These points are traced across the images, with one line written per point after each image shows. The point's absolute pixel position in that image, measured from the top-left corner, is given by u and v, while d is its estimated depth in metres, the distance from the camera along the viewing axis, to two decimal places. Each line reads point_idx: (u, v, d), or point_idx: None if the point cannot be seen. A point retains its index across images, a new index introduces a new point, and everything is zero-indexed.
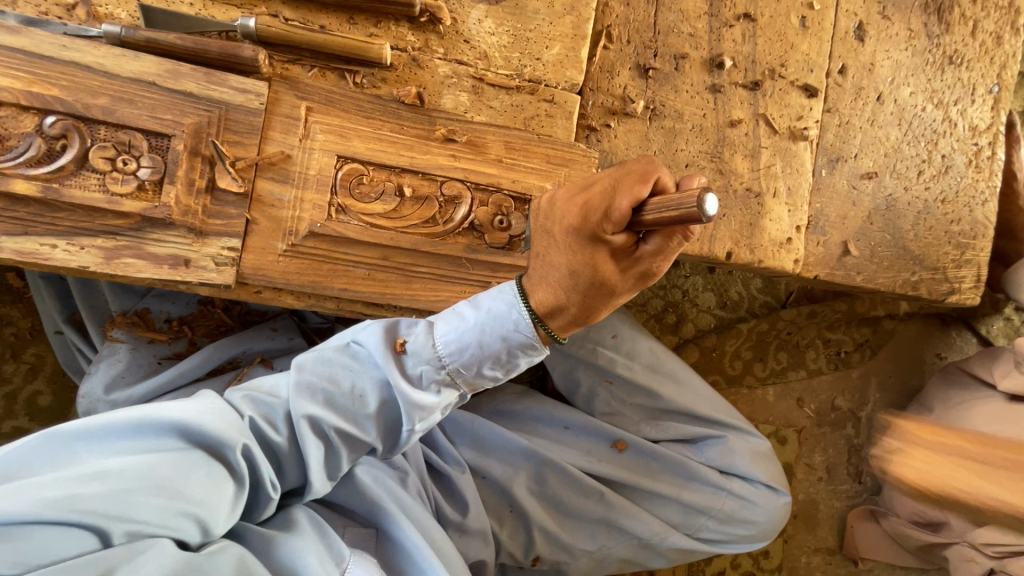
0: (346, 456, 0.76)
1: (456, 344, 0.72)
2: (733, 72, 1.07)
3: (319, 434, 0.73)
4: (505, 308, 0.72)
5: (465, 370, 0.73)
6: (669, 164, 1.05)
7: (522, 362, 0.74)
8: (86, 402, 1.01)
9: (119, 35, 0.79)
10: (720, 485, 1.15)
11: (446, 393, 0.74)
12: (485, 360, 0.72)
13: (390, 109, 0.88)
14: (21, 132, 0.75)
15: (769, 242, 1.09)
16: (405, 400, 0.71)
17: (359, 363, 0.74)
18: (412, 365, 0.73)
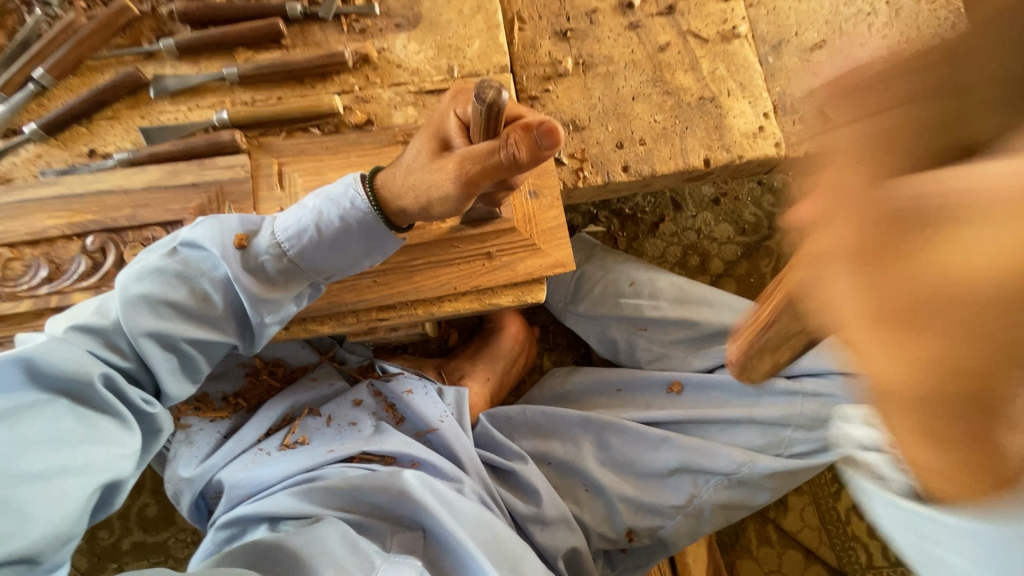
0: (200, 358, 0.92)
1: (296, 229, 0.85)
2: (644, 6, 1.15)
3: (166, 347, 0.87)
4: (341, 189, 0.84)
5: (316, 262, 0.87)
6: (616, 103, 1.10)
7: (374, 249, 0.87)
8: (171, 486, 1.10)
9: (128, 158, 0.96)
10: (790, 390, 1.08)
11: (292, 284, 0.88)
12: (336, 245, 0.85)
13: (352, 139, 1.00)
14: (70, 256, 0.91)
15: (742, 136, 1.10)
16: (255, 289, 0.86)
17: (187, 269, 0.86)
18: (269, 233, 0.87)
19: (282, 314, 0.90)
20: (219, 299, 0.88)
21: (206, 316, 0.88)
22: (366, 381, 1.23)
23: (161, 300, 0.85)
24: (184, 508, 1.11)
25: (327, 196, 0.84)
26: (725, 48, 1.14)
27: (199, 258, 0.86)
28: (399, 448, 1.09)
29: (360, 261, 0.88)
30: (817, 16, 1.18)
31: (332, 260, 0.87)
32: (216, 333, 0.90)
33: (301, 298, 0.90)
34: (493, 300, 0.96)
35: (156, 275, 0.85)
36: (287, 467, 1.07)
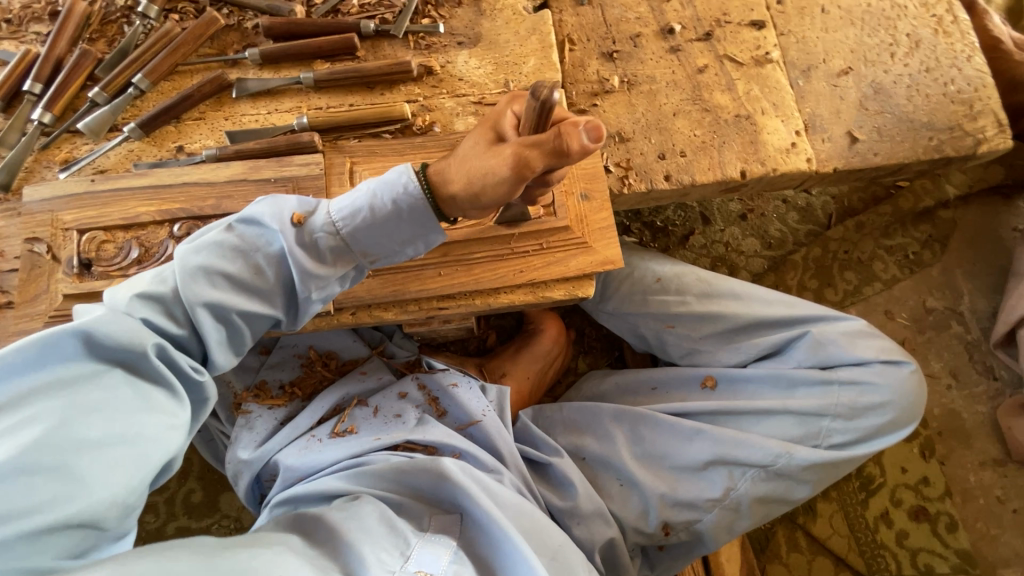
0: (247, 330, 0.91)
1: (349, 209, 0.87)
2: (684, 33, 1.24)
3: (218, 318, 0.87)
4: (393, 175, 0.87)
5: (364, 243, 0.89)
6: (659, 118, 1.19)
7: (418, 237, 0.90)
8: (232, 467, 1.16)
9: (214, 154, 1.05)
10: (824, 381, 1.14)
11: (340, 263, 0.90)
12: (387, 226, 0.88)
13: (419, 143, 1.08)
14: (159, 241, 0.99)
15: (775, 151, 1.18)
16: (308, 264, 0.87)
17: (244, 242, 0.87)
18: (324, 212, 0.88)
19: (327, 294, 0.91)
20: (271, 273, 0.88)
21: (259, 288, 0.88)
22: (413, 375, 1.26)
23: (217, 271, 0.85)
24: (240, 489, 1.17)
25: (382, 184, 0.87)
26: (758, 71, 1.23)
27: (256, 235, 0.88)
28: (441, 438, 1.13)
29: (405, 246, 0.91)
30: (843, 45, 1.27)
31: (381, 243, 0.89)
32: (267, 306, 0.90)
33: (346, 278, 0.92)
34: (545, 293, 1.02)
35: (212, 249, 0.86)
36: (338, 451, 1.12)
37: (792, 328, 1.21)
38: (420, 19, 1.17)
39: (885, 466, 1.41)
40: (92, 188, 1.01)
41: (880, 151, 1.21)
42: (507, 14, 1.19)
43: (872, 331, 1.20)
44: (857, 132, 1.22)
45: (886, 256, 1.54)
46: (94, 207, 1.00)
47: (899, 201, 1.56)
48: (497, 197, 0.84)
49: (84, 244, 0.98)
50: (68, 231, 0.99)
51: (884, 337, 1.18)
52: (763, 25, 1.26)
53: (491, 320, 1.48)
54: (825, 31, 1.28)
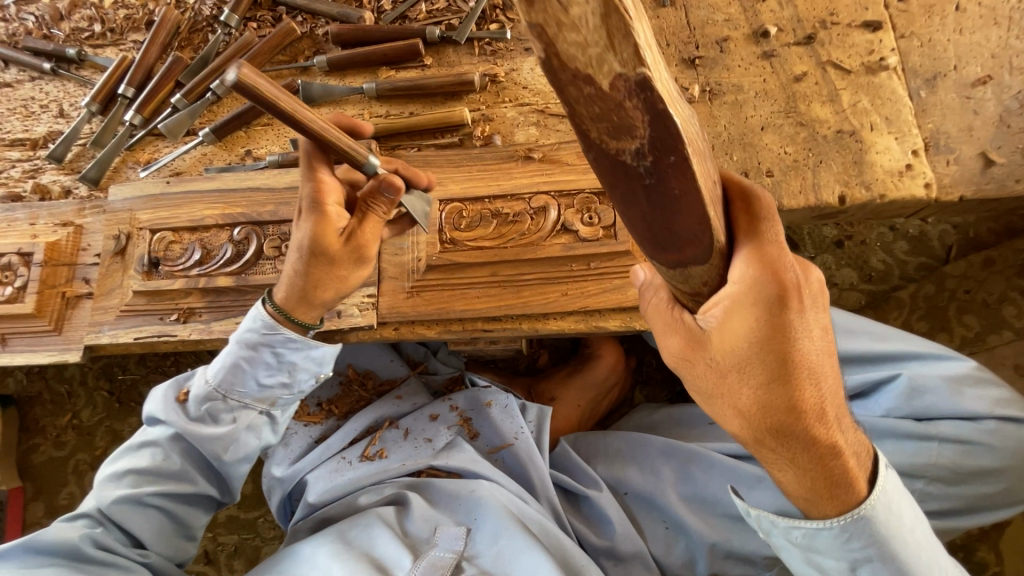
0: (196, 513, 0.95)
1: (222, 370, 0.90)
2: (780, 35, 1.10)
3: (155, 514, 0.89)
4: (249, 323, 0.89)
5: (254, 388, 0.91)
6: (743, 132, 1.06)
7: (300, 363, 0.92)
8: (267, 481, 1.18)
9: (278, 160, 1.06)
10: (919, 435, 0.91)
11: (240, 415, 0.92)
12: (264, 369, 0.90)
13: (475, 154, 1.02)
14: (219, 243, 1.01)
15: (885, 173, 1.01)
16: (201, 431, 0.90)
17: (157, 432, 0.92)
18: (203, 381, 0.92)
19: (241, 449, 0.93)
20: (183, 455, 0.91)
21: (174, 473, 0.90)
22: (447, 398, 1.22)
23: (136, 471, 0.89)
24: (273, 504, 1.19)
25: (239, 333, 0.89)
26: (869, 80, 1.06)
27: (160, 429, 0.92)
28: (464, 465, 1.09)
29: (299, 373, 0.92)
30: (981, 49, 1.07)
31: (266, 383, 0.91)
32: (190, 484, 0.92)
33: (257, 428, 0.94)
34: (598, 323, 0.93)
35: (139, 448, 0.91)
36: (365, 477, 1.11)
37: (883, 363, 0.98)
38: (487, 24, 1.12)
39: (1003, 553, 1.18)
40: (166, 189, 1.06)
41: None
42: None
43: (984, 375, 0.93)
44: (993, 153, 1.02)
45: None
46: (167, 208, 1.05)
47: None
48: (358, 252, 0.85)
49: (155, 243, 1.03)
50: (143, 230, 1.04)
51: (1007, 389, 0.93)
52: (879, 26, 1.09)
53: (544, 340, 1.40)
54: (959, 32, 1.08)
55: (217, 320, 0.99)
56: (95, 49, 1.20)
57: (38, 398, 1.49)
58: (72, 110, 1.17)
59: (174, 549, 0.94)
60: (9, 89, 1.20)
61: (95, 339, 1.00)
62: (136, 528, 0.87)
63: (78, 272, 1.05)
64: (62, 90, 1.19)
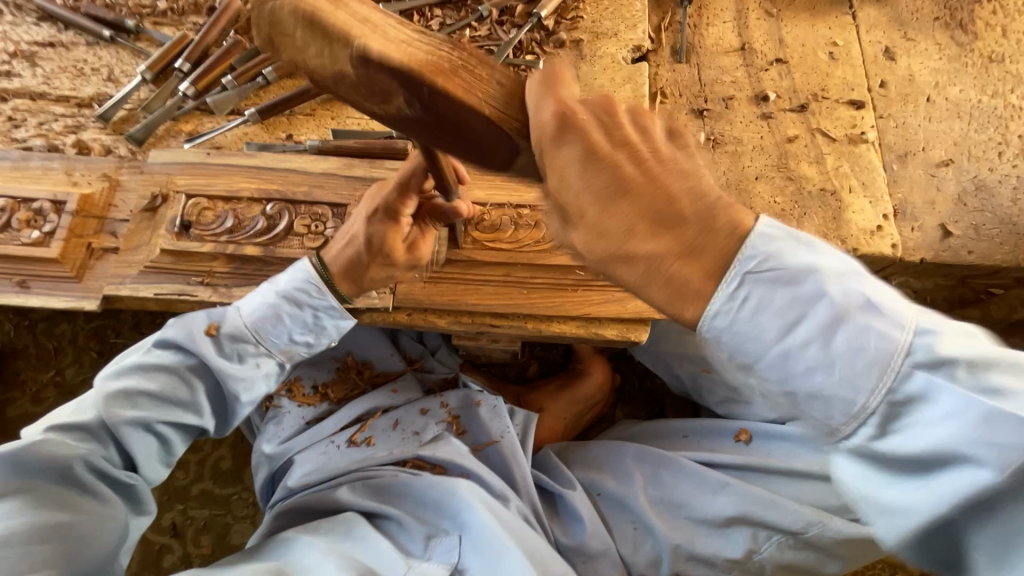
0: (182, 440, 0.97)
1: (260, 316, 0.95)
2: (778, 101, 1.25)
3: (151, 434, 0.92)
4: (298, 274, 0.95)
5: (284, 340, 0.98)
6: (740, 179, 1.18)
7: (328, 325, 0.99)
8: (255, 458, 1.22)
9: (317, 148, 1.14)
10: None
11: (265, 362, 0.98)
12: (298, 324, 0.97)
13: (500, 166, 1.12)
14: (251, 216, 1.07)
15: (859, 231, 1.14)
16: (226, 369, 0.94)
17: (171, 354, 0.94)
18: (235, 318, 0.95)
19: (256, 393, 0.98)
20: (195, 384, 0.95)
21: (182, 400, 0.94)
22: (439, 395, 1.27)
23: (142, 390, 0.91)
24: (259, 481, 1.22)
25: (285, 285, 0.95)
26: (851, 149, 1.21)
27: (171, 353, 0.94)
28: (449, 459, 1.12)
29: (324, 336, 1.01)
30: (945, 137, 1.23)
31: (297, 340, 0.99)
32: (194, 416, 0.96)
33: (271, 377, 1.00)
34: (597, 329, 1.02)
35: (145, 369, 0.93)
36: (352, 464, 1.14)
37: None
38: (523, 54, 1.24)
39: None
40: (206, 159, 1.12)
41: (975, 250, 1.15)
42: (606, 61, 1.24)
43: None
44: (951, 225, 1.17)
45: None
46: (204, 177, 1.10)
47: (989, 307, 1.45)
48: (416, 259, 0.98)
49: (188, 207, 1.08)
50: (178, 194, 1.09)
51: None
52: (862, 105, 1.25)
53: (536, 350, 1.48)
54: (928, 120, 1.24)
55: (238, 286, 1.04)
56: (154, 25, 1.27)
57: (23, 352, 1.48)
58: (121, 77, 1.23)
59: (153, 472, 0.96)
60: (63, 50, 1.26)
61: (114, 290, 1.04)
62: (131, 447, 0.90)
63: (107, 226, 1.09)
64: (115, 57, 1.25)
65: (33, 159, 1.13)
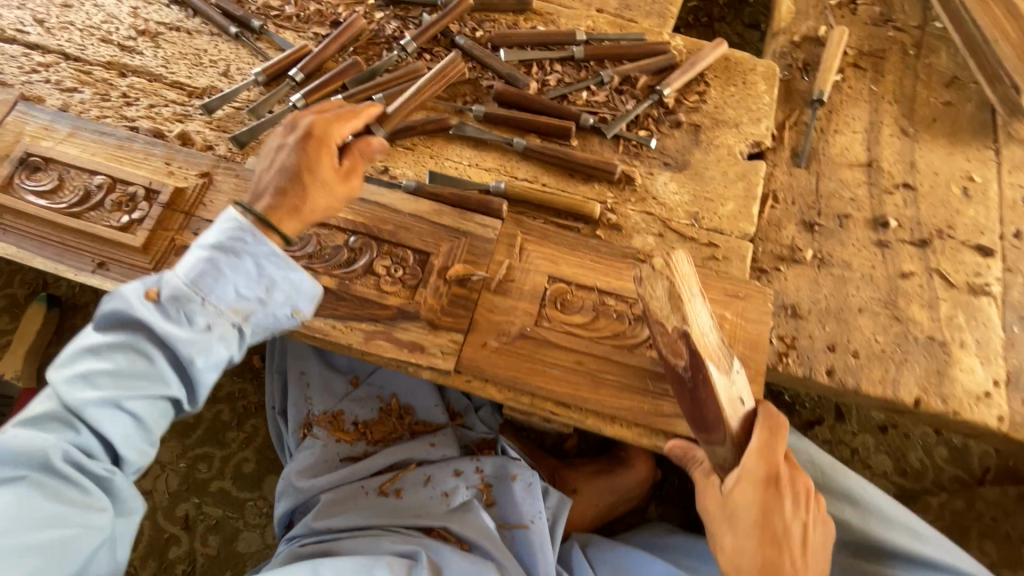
0: (157, 413, 0.87)
1: (199, 275, 0.89)
2: (898, 230, 1.16)
3: (121, 412, 0.84)
4: (232, 226, 0.92)
5: (231, 294, 0.90)
6: (841, 306, 1.10)
7: (279, 276, 0.93)
8: (282, 486, 1.22)
9: (412, 187, 1.11)
10: None
11: (217, 326, 0.89)
12: (243, 275, 0.91)
13: (592, 244, 1.07)
14: (334, 245, 1.05)
15: (964, 393, 1.04)
16: (172, 335, 0.85)
17: (127, 323, 0.86)
18: (176, 282, 0.88)
19: (211, 357, 0.88)
20: (155, 355, 0.85)
21: (143, 372, 0.84)
22: (475, 457, 1.24)
23: (97, 369, 0.83)
24: (278, 509, 1.21)
25: (215, 238, 0.91)
26: (969, 300, 1.11)
27: (122, 327, 0.86)
28: (477, 536, 1.12)
29: (276, 292, 0.93)
30: None
31: (252, 292, 0.91)
32: (161, 386, 0.86)
33: (225, 339, 0.89)
34: (660, 444, 0.96)
35: (103, 347, 0.85)
36: (380, 517, 1.14)
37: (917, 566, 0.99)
38: (637, 129, 1.19)
39: None
40: None
41: None
42: (721, 152, 1.18)
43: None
44: None
45: None
46: None
47: None
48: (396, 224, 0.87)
49: None
50: None
51: None
52: (990, 253, 1.14)
53: None
54: None
55: None
56: (278, 29, 1.28)
57: (84, 309, 1.51)
58: (236, 74, 1.24)
59: (138, 452, 0.88)
60: (187, 35, 1.27)
61: None
62: (107, 429, 0.83)
63: (191, 223, 1.08)
64: (234, 52, 1.26)
65: (138, 141, 1.14)
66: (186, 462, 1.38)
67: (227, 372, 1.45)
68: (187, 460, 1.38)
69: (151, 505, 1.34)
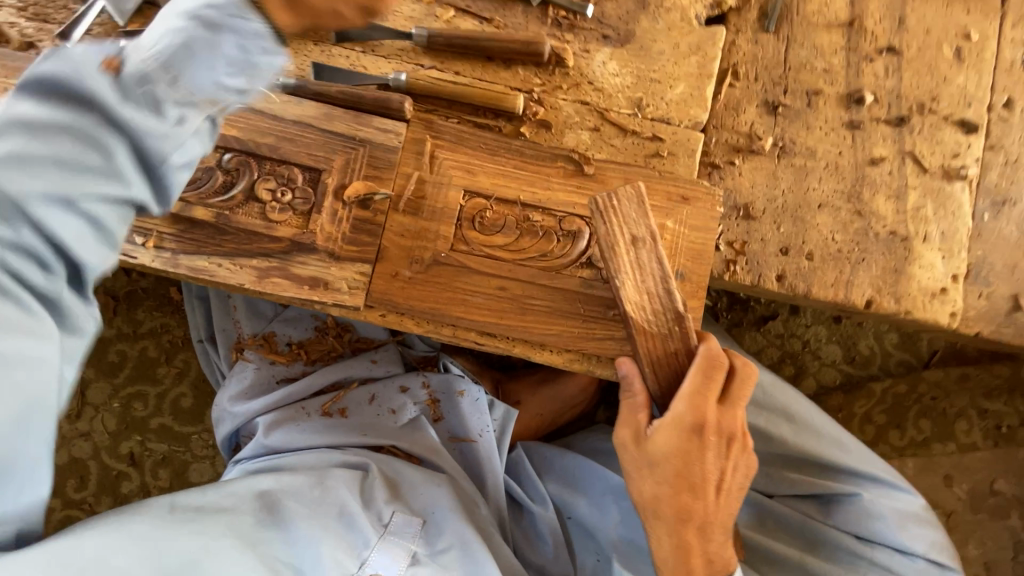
0: (102, 250, 0.59)
1: (173, 45, 0.62)
2: (874, 107, 1.00)
3: (24, 252, 0.54)
4: (199, 3, 0.66)
5: (209, 74, 0.64)
6: (798, 203, 0.98)
7: (263, 66, 0.71)
8: (217, 412, 1.15)
9: (292, 86, 0.90)
10: (857, 552, 0.99)
11: (191, 113, 0.62)
12: (210, 50, 0.65)
13: (514, 147, 0.91)
14: (206, 167, 0.88)
15: (918, 291, 0.97)
16: (102, 138, 0.56)
17: (39, 97, 0.55)
18: (108, 55, 0.59)
19: (129, 196, 0.59)
20: (83, 137, 0.55)
21: (59, 164, 0.55)
22: (421, 372, 1.15)
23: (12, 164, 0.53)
24: (220, 432, 1.16)
25: (194, 6, 0.65)
26: (942, 186, 0.99)
27: (6, 117, 0.55)
28: (428, 454, 1.07)
29: (249, 85, 0.69)
30: None
31: (218, 74, 0.65)
32: (121, 187, 0.58)
33: (186, 155, 0.62)
34: (593, 368, 0.89)
35: (5, 139, 0.54)
36: (326, 434, 1.07)
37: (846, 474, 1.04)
38: None
39: None
40: None
41: None
42: (673, 18, 0.97)
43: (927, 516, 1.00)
44: None
45: (974, 418, 1.34)
46: None
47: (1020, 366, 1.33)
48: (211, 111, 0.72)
49: None
50: None
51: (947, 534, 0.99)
52: (973, 129, 1.00)
53: None
54: None
55: (185, 253, 0.87)
56: None
57: None
58: None
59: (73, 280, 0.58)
60: None
61: None
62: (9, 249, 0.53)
63: None
64: None
65: None
66: (119, 402, 1.32)
67: (144, 307, 1.33)
68: (121, 400, 1.32)
69: (93, 446, 1.31)
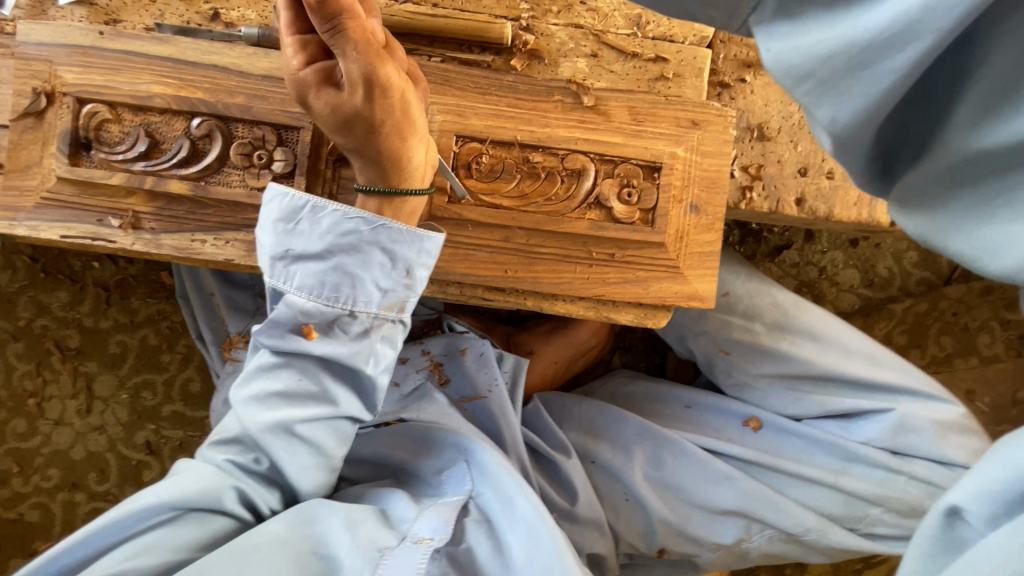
0: (350, 400, 0.76)
1: (332, 279, 0.69)
2: None
3: (288, 435, 0.73)
4: (321, 228, 0.68)
5: (378, 295, 0.71)
6: None
7: (412, 253, 0.70)
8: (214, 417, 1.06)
9: (255, 36, 0.81)
10: (891, 467, 0.99)
11: (376, 330, 0.72)
12: (372, 270, 0.69)
13: (506, 83, 0.83)
14: (174, 135, 0.81)
15: None
16: (332, 351, 0.71)
17: (275, 372, 0.73)
18: (297, 307, 0.70)
19: (380, 361, 0.74)
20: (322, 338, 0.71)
21: (308, 394, 0.73)
22: (419, 341, 1.13)
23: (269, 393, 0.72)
24: None
25: (328, 236, 0.68)
26: None
27: (262, 380, 0.73)
28: (435, 418, 0.95)
29: (417, 271, 0.71)
30: None
31: (390, 274, 0.70)
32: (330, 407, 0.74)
33: (391, 339, 0.74)
34: (610, 314, 0.84)
35: (263, 375, 0.73)
36: None
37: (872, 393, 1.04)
38: None
39: None
40: (99, 42, 0.80)
41: None
42: None
43: (967, 424, 1.02)
44: None
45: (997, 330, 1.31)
46: (100, 70, 0.80)
47: None
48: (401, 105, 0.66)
49: (84, 116, 0.80)
50: (65, 95, 0.80)
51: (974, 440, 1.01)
52: None
53: None
54: None
55: (166, 232, 0.81)
56: None
57: None
58: None
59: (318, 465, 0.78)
60: None
61: (7, 228, 0.81)
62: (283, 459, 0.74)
63: None
64: None
65: None
66: (128, 392, 1.30)
67: (137, 295, 1.29)
68: (129, 390, 1.30)
69: (108, 439, 1.30)
